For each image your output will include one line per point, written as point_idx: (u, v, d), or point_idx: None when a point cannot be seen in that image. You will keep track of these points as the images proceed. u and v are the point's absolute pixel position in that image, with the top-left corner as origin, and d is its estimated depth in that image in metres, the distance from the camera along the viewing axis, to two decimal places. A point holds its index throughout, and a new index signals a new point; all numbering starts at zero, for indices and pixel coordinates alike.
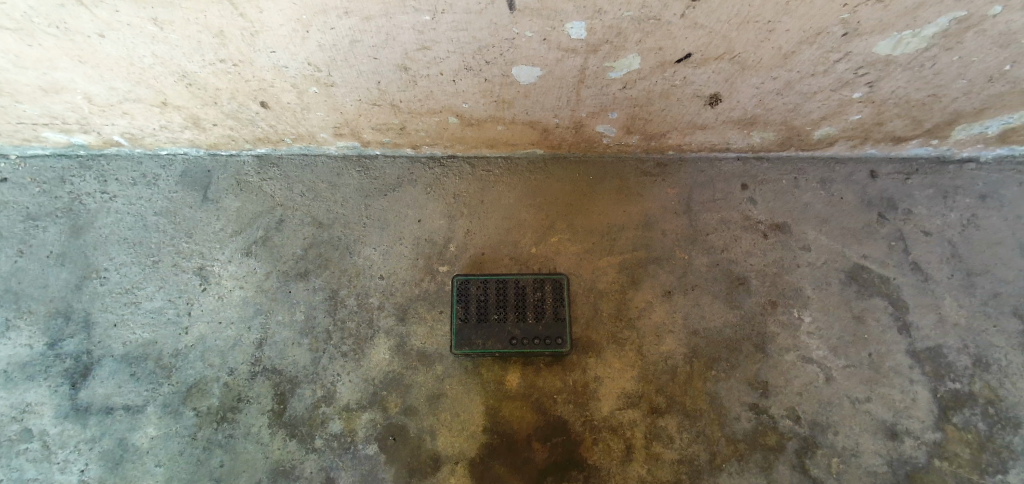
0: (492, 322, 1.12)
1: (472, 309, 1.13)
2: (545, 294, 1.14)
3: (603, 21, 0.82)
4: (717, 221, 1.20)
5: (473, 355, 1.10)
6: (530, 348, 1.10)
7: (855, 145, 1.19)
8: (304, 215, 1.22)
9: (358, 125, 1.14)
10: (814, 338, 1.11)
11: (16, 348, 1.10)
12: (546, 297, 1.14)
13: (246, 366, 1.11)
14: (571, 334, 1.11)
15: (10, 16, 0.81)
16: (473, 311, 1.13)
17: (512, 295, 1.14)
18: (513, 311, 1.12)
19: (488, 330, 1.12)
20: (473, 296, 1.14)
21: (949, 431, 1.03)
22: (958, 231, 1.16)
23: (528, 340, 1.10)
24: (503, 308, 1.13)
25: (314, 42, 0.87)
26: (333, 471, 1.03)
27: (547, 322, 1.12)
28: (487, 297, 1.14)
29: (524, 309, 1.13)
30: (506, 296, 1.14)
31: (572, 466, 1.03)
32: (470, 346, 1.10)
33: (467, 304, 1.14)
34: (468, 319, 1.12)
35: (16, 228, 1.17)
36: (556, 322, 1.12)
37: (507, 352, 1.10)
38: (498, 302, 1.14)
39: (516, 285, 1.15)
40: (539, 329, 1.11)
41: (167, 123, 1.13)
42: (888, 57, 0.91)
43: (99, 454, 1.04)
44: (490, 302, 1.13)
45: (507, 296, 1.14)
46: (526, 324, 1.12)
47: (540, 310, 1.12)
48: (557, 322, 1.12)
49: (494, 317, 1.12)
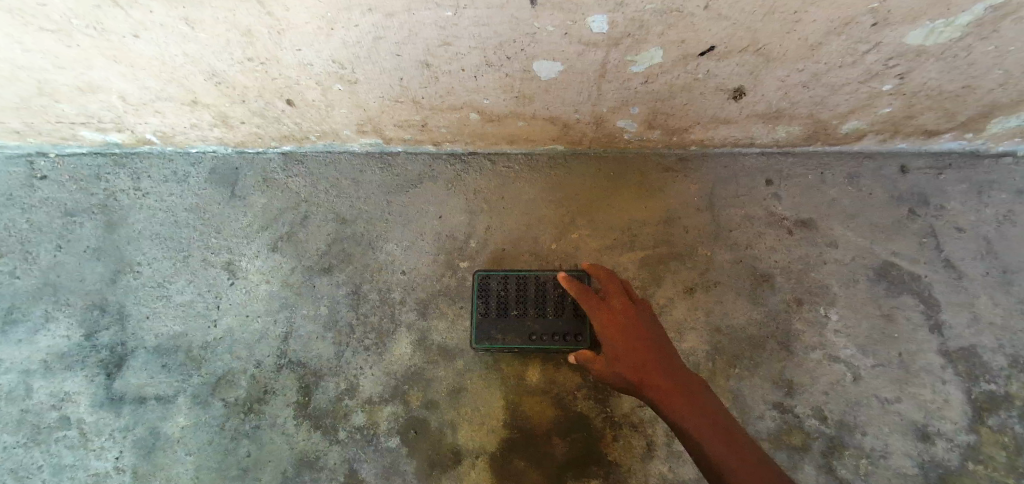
0: (511, 318, 1.09)
1: (491, 302, 1.10)
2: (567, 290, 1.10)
3: (624, 14, 0.81)
4: (741, 217, 1.19)
5: (492, 349, 1.08)
6: (551, 344, 1.07)
7: (885, 139, 1.16)
8: (327, 211, 1.24)
9: (380, 122, 1.16)
10: (841, 336, 1.08)
11: (55, 339, 1.14)
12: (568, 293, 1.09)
13: (271, 359, 1.13)
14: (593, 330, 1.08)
15: (51, 17, 0.84)
16: (493, 306, 1.10)
17: (533, 290, 1.10)
18: (534, 307, 1.09)
19: (509, 324, 1.09)
20: (492, 292, 1.10)
21: (983, 434, 1.00)
22: (994, 228, 1.12)
23: (547, 336, 1.07)
24: (522, 303, 1.10)
25: (338, 39, 0.89)
26: (356, 463, 1.06)
27: (569, 317, 1.08)
28: (507, 292, 1.10)
29: (545, 304, 1.09)
30: (527, 291, 1.10)
31: (592, 462, 1.04)
32: (490, 340, 1.08)
33: (488, 299, 1.11)
34: (487, 314, 1.10)
35: (55, 224, 1.22)
36: (579, 319, 1.07)
37: (526, 348, 1.08)
38: (519, 297, 1.11)
39: (537, 278, 1.11)
40: (558, 326, 1.07)
41: (197, 121, 1.17)
42: (919, 48, 0.88)
43: (134, 441, 1.08)
44: (510, 297, 1.10)
45: (528, 291, 1.10)
46: (546, 320, 1.08)
47: (561, 306, 1.09)
48: (579, 320, 1.07)
49: (514, 312, 1.09)
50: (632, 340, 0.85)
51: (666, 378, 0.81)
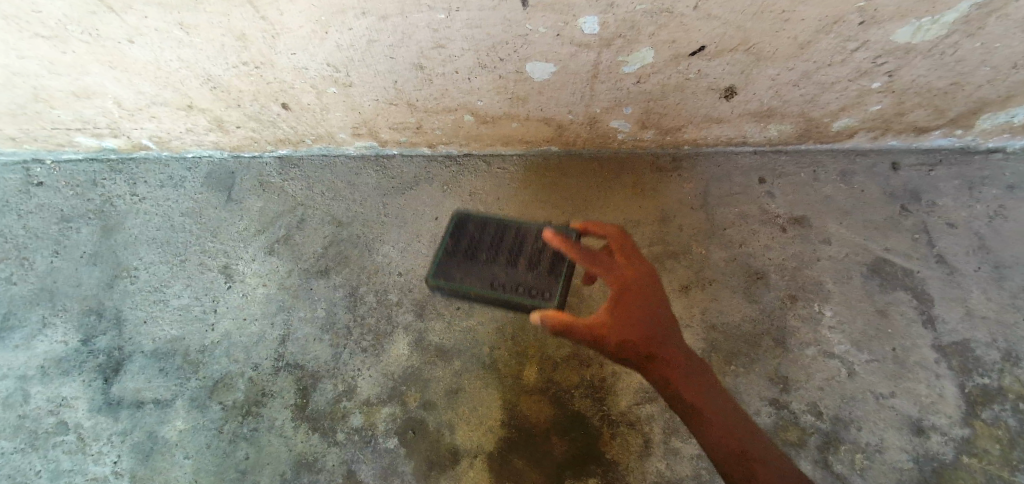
0: (479, 262, 1.07)
1: (462, 243, 1.11)
2: (543, 245, 1.08)
3: (616, 15, 0.82)
4: (735, 215, 1.20)
5: (445, 287, 1.06)
6: (509, 294, 1.03)
7: (876, 136, 1.18)
8: (324, 214, 1.25)
9: (376, 125, 1.18)
10: (836, 333, 1.08)
11: (52, 344, 1.14)
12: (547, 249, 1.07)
13: (269, 361, 1.13)
14: (565, 291, 1.02)
15: (46, 23, 0.85)
16: (464, 248, 1.10)
17: (510, 240, 1.10)
18: (503, 256, 1.07)
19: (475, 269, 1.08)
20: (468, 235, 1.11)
21: (978, 428, 0.97)
22: (986, 223, 1.12)
23: (511, 286, 1.03)
24: (494, 250, 1.09)
25: (333, 43, 0.89)
26: (354, 464, 1.03)
27: (543, 272, 1.04)
28: (482, 237, 1.11)
29: (518, 255, 1.07)
30: (500, 240, 1.10)
31: (590, 461, 1.02)
32: (446, 277, 1.07)
33: (461, 241, 1.11)
34: (456, 255, 1.09)
35: (52, 230, 1.23)
36: (551, 276, 1.03)
37: (486, 293, 1.04)
38: (492, 244, 1.10)
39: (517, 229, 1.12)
40: (524, 277, 1.04)
41: (192, 126, 1.18)
42: (907, 45, 0.89)
43: (131, 445, 1.07)
44: (483, 243, 1.10)
45: (502, 241, 1.10)
46: (513, 270, 1.05)
47: (533, 259, 1.06)
48: (554, 277, 1.03)
49: (482, 256, 1.08)
50: (639, 320, 0.76)
51: (675, 363, 0.75)
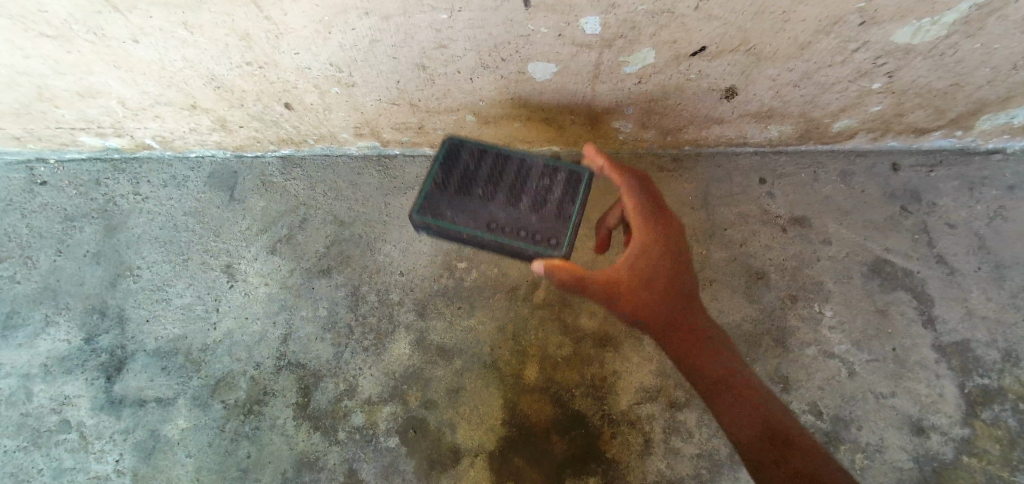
0: (475, 199, 1.02)
1: (454, 178, 1.04)
2: (547, 185, 1.04)
3: (617, 16, 0.82)
4: (735, 215, 1.20)
5: (434, 225, 1.01)
6: (508, 237, 0.99)
7: (876, 137, 1.18)
8: (326, 214, 1.26)
9: (378, 125, 1.18)
10: (836, 332, 1.09)
11: (55, 343, 1.15)
12: (551, 189, 1.04)
13: (271, 360, 1.13)
14: (572, 239, 0.99)
15: (51, 23, 0.86)
16: (457, 182, 1.04)
17: (509, 177, 1.05)
18: (502, 193, 1.03)
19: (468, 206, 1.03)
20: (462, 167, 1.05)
21: (977, 427, 0.98)
22: (985, 223, 1.13)
23: (508, 227, 1.00)
24: (491, 187, 1.03)
25: (335, 42, 0.90)
26: (356, 462, 1.04)
27: (545, 215, 1.01)
28: (478, 172, 1.05)
29: (517, 193, 1.03)
30: (498, 175, 1.05)
31: (590, 459, 1.03)
32: (436, 216, 1.01)
33: (454, 173, 1.05)
34: (448, 189, 1.03)
35: (55, 229, 1.24)
36: (554, 219, 1.01)
37: (481, 235, 1.00)
38: (488, 179, 1.05)
39: (515, 166, 1.06)
40: (524, 219, 1.01)
41: (196, 125, 1.19)
42: (907, 46, 0.89)
43: (133, 444, 1.07)
44: (479, 178, 1.04)
45: (500, 177, 1.05)
46: (512, 209, 1.01)
47: (535, 199, 1.03)
48: (557, 222, 1.01)
49: (478, 193, 1.03)
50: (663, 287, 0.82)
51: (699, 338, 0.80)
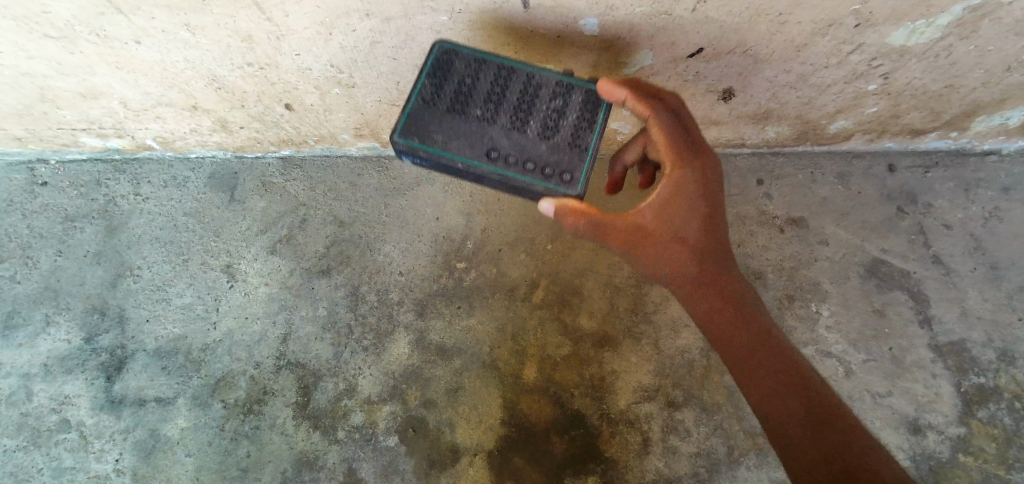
0: (472, 121, 0.79)
1: (446, 92, 0.80)
2: (562, 106, 0.81)
3: (614, 17, 0.83)
4: (733, 216, 1.21)
5: (421, 151, 0.77)
6: (513, 170, 0.78)
7: (873, 138, 1.19)
8: (326, 214, 1.26)
9: (378, 126, 1.19)
10: (834, 332, 1.09)
11: (55, 342, 1.15)
12: (566, 111, 0.81)
13: (271, 360, 1.14)
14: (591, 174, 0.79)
15: (55, 25, 0.86)
16: (450, 97, 0.79)
17: (515, 93, 0.81)
18: (506, 115, 0.80)
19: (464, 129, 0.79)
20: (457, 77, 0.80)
21: (974, 426, 1.00)
22: (981, 224, 1.14)
23: (514, 159, 0.78)
24: (493, 106, 0.80)
25: (336, 44, 0.91)
26: (355, 462, 1.05)
27: (559, 145, 0.80)
28: (476, 84, 0.80)
29: (524, 115, 0.80)
30: (502, 90, 0.81)
31: (589, 459, 1.04)
32: (423, 139, 0.78)
33: (445, 84, 0.80)
34: (438, 105, 0.79)
35: (56, 229, 1.24)
36: (571, 149, 0.79)
37: (480, 166, 0.78)
38: (488, 95, 0.80)
39: (522, 79, 0.82)
40: (534, 149, 0.79)
41: (196, 126, 1.20)
42: (902, 48, 0.89)
43: (133, 443, 1.08)
44: (477, 93, 0.80)
45: (504, 93, 0.81)
46: (519, 135, 0.79)
47: (548, 124, 0.80)
48: (572, 151, 0.79)
49: (475, 112, 0.79)
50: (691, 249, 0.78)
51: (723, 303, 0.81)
